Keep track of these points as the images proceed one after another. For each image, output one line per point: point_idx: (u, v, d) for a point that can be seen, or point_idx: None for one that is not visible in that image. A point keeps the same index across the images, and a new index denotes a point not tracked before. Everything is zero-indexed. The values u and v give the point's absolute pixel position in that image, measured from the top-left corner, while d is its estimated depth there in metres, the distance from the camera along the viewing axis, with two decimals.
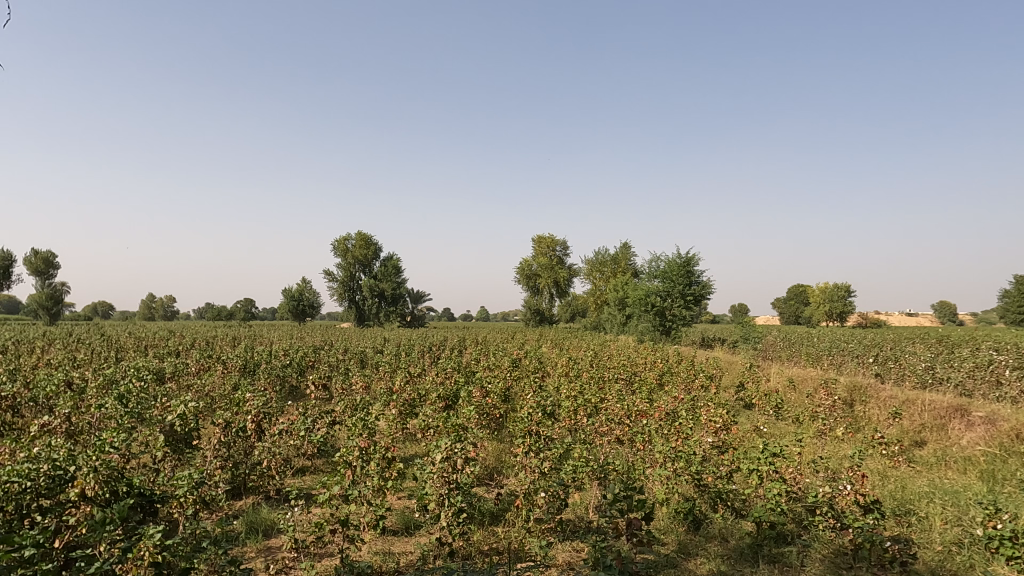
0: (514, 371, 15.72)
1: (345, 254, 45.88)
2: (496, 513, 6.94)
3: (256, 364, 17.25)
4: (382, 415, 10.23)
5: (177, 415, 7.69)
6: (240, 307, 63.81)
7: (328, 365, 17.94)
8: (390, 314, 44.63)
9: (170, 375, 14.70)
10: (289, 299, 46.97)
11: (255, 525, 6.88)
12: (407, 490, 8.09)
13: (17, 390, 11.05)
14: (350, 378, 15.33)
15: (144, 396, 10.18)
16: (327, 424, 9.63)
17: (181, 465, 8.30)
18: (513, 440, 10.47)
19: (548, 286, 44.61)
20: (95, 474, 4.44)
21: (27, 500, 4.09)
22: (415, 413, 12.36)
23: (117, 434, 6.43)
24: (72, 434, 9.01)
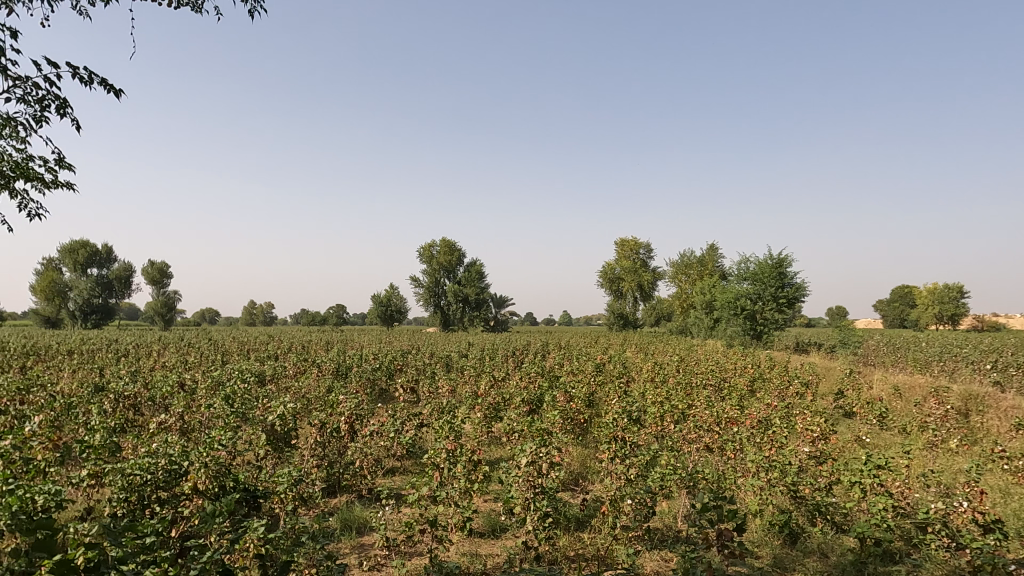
0: (598, 375, 15.65)
1: (430, 260, 47.35)
2: (581, 519, 6.94)
3: (347, 366, 18.04)
4: (467, 418, 10.56)
5: (277, 415, 8.28)
6: (333, 313, 67.14)
7: (416, 369, 18.52)
8: (473, 318, 45.44)
9: (271, 378, 15.70)
10: (376, 303, 48.78)
11: (348, 522, 7.24)
12: (494, 494, 8.26)
13: (137, 390, 12.20)
14: (437, 382, 15.76)
15: (247, 397, 10.93)
16: (416, 427, 9.97)
17: (281, 463, 8.86)
18: (599, 446, 10.43)
19: (632, 289, 44.06)
20: (205, 469, 4.92)
21: (148, 491, 4.57)
22: (499, 416, 12.55)
23: (225, 434, 6.98)
24: (185, 431, 9.84)
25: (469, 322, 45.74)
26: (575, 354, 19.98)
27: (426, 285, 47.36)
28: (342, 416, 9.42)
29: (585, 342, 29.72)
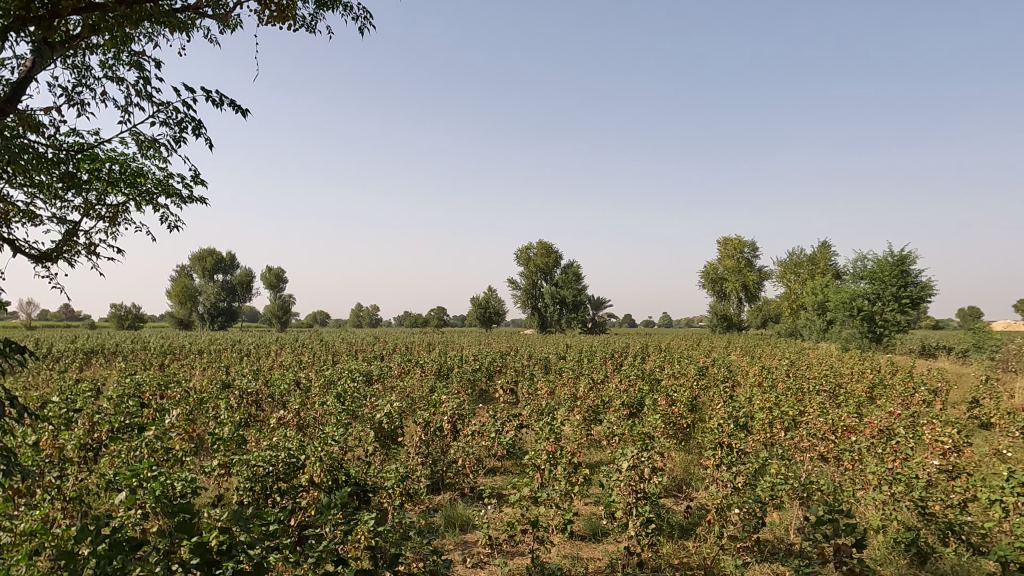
0: (701, 379, 15.22)
1: (528, 263, 47.92)
2: (685, 527, 6.79)
3: (449, 367, 18.58)
4: (567, 420, 10.63)
5: (385, 413, 9.04)
6: (434, 315, 69.30)
7: (515, 370, 18.79)
8: (571, 320, 45.34)
9: (377, 377, 16.47)
10: (476, 306, 49.86)
11: (452, 519, 7.47)
12: (594, 497, 8.24)
13: (259, 388, 13.27)
14: (536, 383, 15.89)
15: (357, 396, 11.55)
16: (516, 428, 10.12)
17: (389, 460, 9.30)
18: (703, 452, 10.15)
19: (737, 290, 42.41)
20: (320, 463, 5.55)
21: (269, 483, 5.18)
22: (599, 419, 12.50)
23: (338, 430, 7.42)
24: (302, 426, 10.56)
25: (567, 323, 45.69)
26: (676, 357, 19.55)
27: (523, 288, 47.90)
28: (445, 416, 9.74)
29: (687, 345, 28.95)
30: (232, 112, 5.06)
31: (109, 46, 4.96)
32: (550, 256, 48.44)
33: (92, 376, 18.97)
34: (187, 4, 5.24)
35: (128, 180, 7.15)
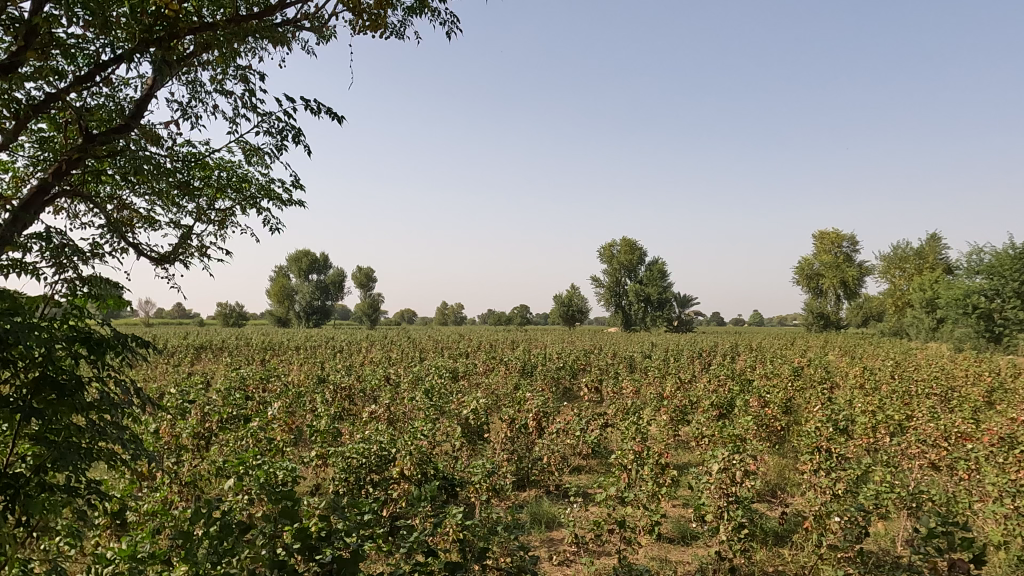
0: (797, 380, 14.49)
1: (612, 261, 47.48)
2: (781, 534, 6.43)
3: (533, 365, 18.68)
4: (654, 420, 10.44)
5: (471, 410, 9.30)
6: (518, 313, 69.90)
7: (600, 369, 18.62)
8: (656, 318, 44.42)
9: (463, 374, 16.81)
10: (559, 304, 49.87)
11: (538, 516, 7.48)
12: (683, 499, 8.01)
13: (352, 383, 13.84)
14: (621, 382, 15.70)
15: (444, 392, 11.81)
16: (601, 427, 10.01)
17: (475, 455, 9.46)
18: (799, 456, 9.65)
19: (835, 286, 40.20)
20: (411, 456, 5.84)
21: (363, 473, 5.61)
22: (687, 419, 12.19)
23: (425, 425, 7.61)
24: (392, 420, 10.90)
25: (653, 322, 44.82)
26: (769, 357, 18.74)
27: (607, 285, 47.42)
28: (530, 414, 9.78)
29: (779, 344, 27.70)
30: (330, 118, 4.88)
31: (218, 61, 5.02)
32: (635, 253, 47.72)
33: (202, 369, 20.45)
34: (287, 18, 5.37)
35: (235, 186, 7.05)
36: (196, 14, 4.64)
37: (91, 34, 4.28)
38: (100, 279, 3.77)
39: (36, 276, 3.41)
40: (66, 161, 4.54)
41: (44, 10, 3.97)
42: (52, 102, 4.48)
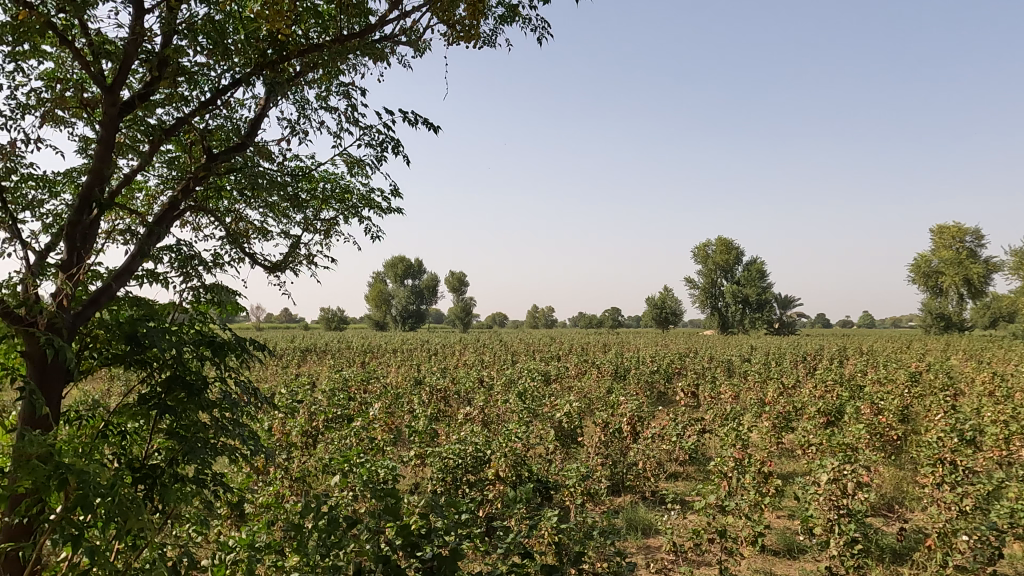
0: (914, 387, 13.49)
1: (707, 261, 46.21)
2: (899, 551, 5.79)
3: (626, 368, 18.46)
4: (754, 426, 10.05)
5: (564, 413, 9.32)
6: (610, 316, 69.56)
7: (696, 373, 18.08)
8: (755, 320, 42.64)
9: (556, 377, 16.86)
10: (652, 306, 48.96)
11: (634, 522, 7.32)
12: (788, 510, 7.58)
13: (447, 385, 14.21)
14: (719, 386, 15.20)
15: (536, 396, 11.88)
16: (699, 433, 9.70)
17: (569, 459, 9.47)
18: (918, 469, 8.93)
19: (956, 285, 37.08)
20: (506, 458, 5.96)
21: (460, 474, 5.80)
22: (791, 426, 11.63)
23: (519, 427, 7.67)
24: (487, 422, 11.08)
25: (751, 324, 43.07)
26: (882, 361, 17.52)
27: (701, 287, 46.03)
28: (624, 418, 9.62)
29: (892, 347, 25.81)
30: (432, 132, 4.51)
31: (324, 79, 4.92)
32: (731, 253, 46.07)
33: (308, 370, 21.62)
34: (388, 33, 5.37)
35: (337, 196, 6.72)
36: (305, 36, 4.75)
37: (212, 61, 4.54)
38: (220, 285, 4.03)
39: (165, 284, 3.73)
40: (192, 179, 4.77)
41: (172, 40, 4.28)
42: (178, 125, 4.76)
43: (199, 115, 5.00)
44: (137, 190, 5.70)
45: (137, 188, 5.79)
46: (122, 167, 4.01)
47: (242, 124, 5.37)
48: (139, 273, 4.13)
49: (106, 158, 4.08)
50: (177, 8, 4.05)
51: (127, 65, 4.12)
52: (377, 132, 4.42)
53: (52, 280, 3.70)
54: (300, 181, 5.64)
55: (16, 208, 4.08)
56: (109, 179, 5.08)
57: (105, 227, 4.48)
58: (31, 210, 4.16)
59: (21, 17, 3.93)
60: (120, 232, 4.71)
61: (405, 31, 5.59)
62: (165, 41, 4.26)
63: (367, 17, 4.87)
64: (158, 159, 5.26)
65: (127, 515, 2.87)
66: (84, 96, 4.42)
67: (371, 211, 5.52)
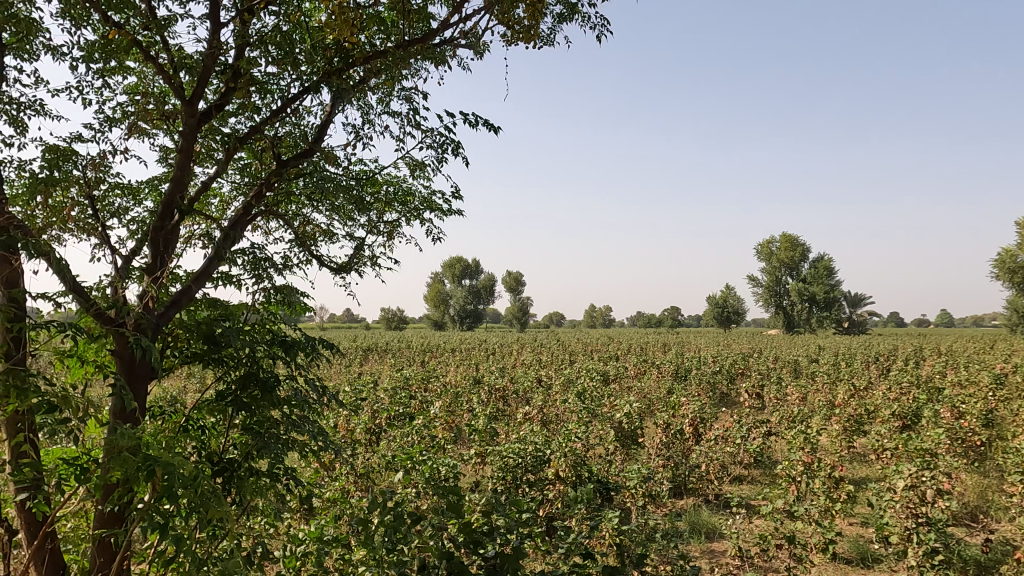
0: (1000, 390, 12.68)
1: (771, 258, 44.80)
2: (985, 564, 5.09)
3: (686, 368, 18.10)
4: (823, 430, 9.66)
5: (624, 413, 9.20)
6: (669, 315, 68.65)
7: (760, 374, 17.53)
8: (823, 319, 41.01)
9: (615, 377, 16.69)
10: (713, 305, 47.82)
11: (697, 526, 7.08)
12: (861, 517, 7.16)
13: (506, 384, 14.26)
14: (785, 388, 14.71)
15: (595, 396, 11.79)
16: (765, 435, 9.37)
17: (629, 460, 9.34)
18: (1005, 477, 8.37)
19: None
20: (565, 458, 5.90)
21: (519, 473, 5.78)
22: (863, 430, 11.13)
23: (578, 427, 7.61)
24: (545, 422, 11.07)
25: (819, 323, 41.46)
26: (962, 363, 16.57)
27: (765, 285, 44.64)
28: (686, 419, 9.35)
29: (974, 348, 24.31)
30: (495, 133, 4.44)
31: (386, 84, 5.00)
32: (796, 249, 44.53)
33: (369, 369, 22.08)
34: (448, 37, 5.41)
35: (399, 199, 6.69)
36: (369, 42, 4.84)
37: (282, 70, 4.71)
38: (290, 286, 4.18)
39: (239, 286, 3.91)
40: (263, 184, 4.96)
41: (245, 52, 4.47)
42: (251, 134, 4.96)
43: (270, 123, 5.21)
44: (212, 196, 5.97)
45: (213, 195, 6.06)
46: (201, 174, 4.24)
47: (309, 131, 5.51)
48: (216, 276, 4.35)
49: (186, 166, 4.31)
50: (249, 22, 4.24)
51: (205, 77, 4.33)
52: (438, 135, 4.42)
53: (139, 283, 3.95)
54: (365, 185, 5.70)
55: (106, 214, 4.37)
56: (187, 186, 5.35)
57: (185, 232, 4.73)
58: (119, 217, 4.44)
59: (111, 34, 4.19)
60: (198, 236, 4.95)
61: (465, 34, 5.50)
62: (240, 53, 4.46)
63: (428, 22, 4.90)
64: (232, 167, 5.48)
65: (209, 505, 2.99)
66: (166, 108, 4.68)
67: (432, 213, 5.51)
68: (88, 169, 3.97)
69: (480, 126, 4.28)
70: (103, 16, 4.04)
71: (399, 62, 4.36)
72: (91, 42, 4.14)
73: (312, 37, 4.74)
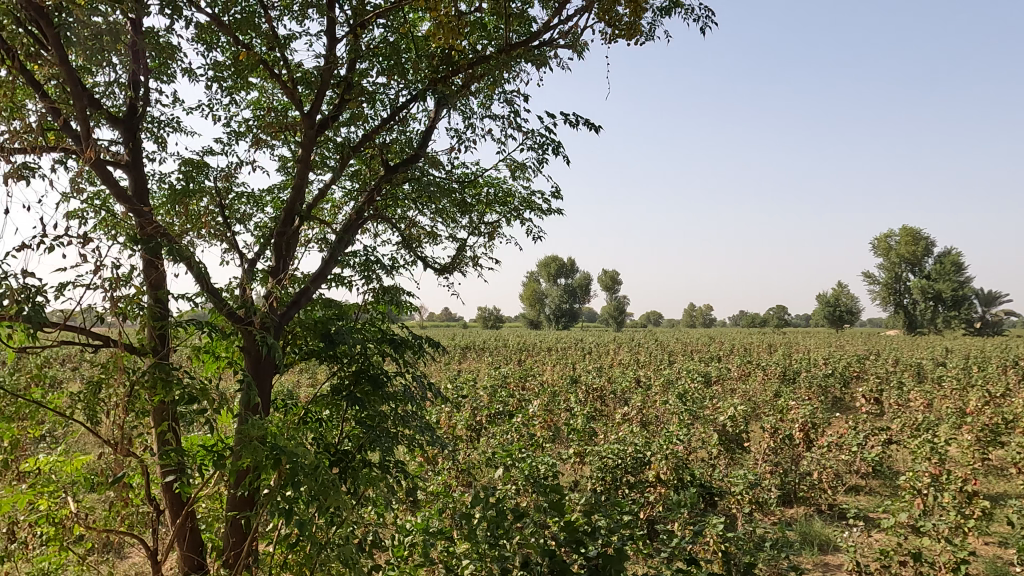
0: None
1: (890, 254, 41.81)
2: None
3: (795, 370, 17.24)
4: (952, 440, 8.91)
5: (727, 415, 8.77)
6: (774, 314, 65.76)
7: (877, 378, 16.39)
8: (951, 318, 37.69)
9: (717, 379, 16.17)
10: (824, 304, 45.18)
11: (809, 537, 6.64)
12: (999, 537, 6.52)
13: (604, 384, 14.17)
14: (908, 393, 13.69)
15: (696, 398, 11.46)
16: (884, 443, 8.75)
17: (734, 465, 9.00)
18: None
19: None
20: (667, 460, 5.69)
21: (619, 474, 5.69)
22: (1001, 441, 10.15)
23: (680, 430, 7.44)
24: (645, 423, 10.88)
25: (946, 323, 38.14)
26: None
27: (883, 282, 41.64)
28: (795, 425, 8.82)
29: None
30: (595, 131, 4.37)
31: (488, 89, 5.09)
32: (918, 243, 41.29)
33: (467, 367, 22.59)
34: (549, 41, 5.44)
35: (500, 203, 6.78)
36: (472, 50, 4.94)
37: (391, 81, 4.91)
38: (396, 287, 4.35)
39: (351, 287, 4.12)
40: (372, 190, 5.18)
41: (357, 65, 4.70)
42: (361, 142, 5.21)
43: (378, 132, 5.44)
44: (326, 202, 6.34)
45: (327, 202, 6.43)
46: (316, 182, 4.50)
47: (415, 138, 5.71)
48: (330, 277, 4.60)
49: (304, 175, 4.58)
50: (360, 35, 4.45)
51: (321, 91, 4.60)
52: (538, 137, 4.46)
53: (265, 285, 4.26)
54: (468, 187, 5.80)
55: (236, 222, 4.74)
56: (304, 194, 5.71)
57: (303, 237, 5.04)
58: (244, 223, 4.78)
59: (239, 56, 4.53)
60: (314, 241, 5.25)
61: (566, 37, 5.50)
62: (353, 66, 4.69)
63: (529, 27, 4.93)
64: (345, 175, 5.78)
65: (329, 493, 3.10)
66: (286, 121, 5.00)
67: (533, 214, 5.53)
68: (218, 180, 4.32)
69: (581, 127, 4.25)
70: (232, 39, 4.37)
71: (500, 67, 4.40)
72: (222, 63, 4.50)
73: (418, 47, 4.91)
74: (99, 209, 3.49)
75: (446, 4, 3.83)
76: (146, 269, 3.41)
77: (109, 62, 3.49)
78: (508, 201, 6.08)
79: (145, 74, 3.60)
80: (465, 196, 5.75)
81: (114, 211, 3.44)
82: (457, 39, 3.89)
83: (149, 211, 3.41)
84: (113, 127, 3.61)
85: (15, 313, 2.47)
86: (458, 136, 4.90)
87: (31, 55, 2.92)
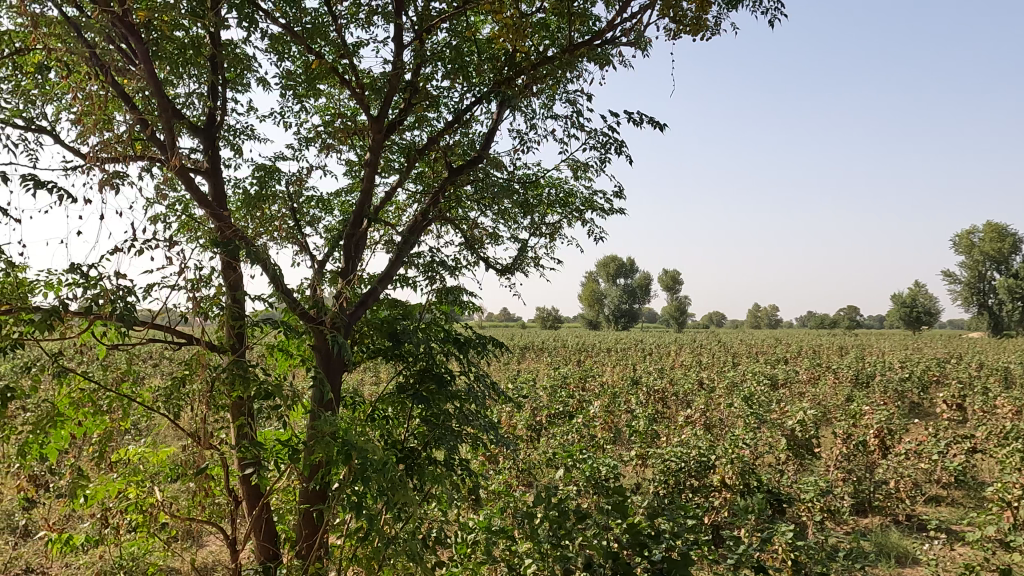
0: None
1: (972, 251, 39.41)
2: None
3: (869, 374, 16.42)
4: None
5: (797, 420, 8.36)
6: (845, 316, 63.11)
7: (960, 383, 15.40)
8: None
9: (785, 382, 15.57)
10: (900, 305, 42.94)
11: (885, 549, 5.95)
12: None
13: (666, 386, 13.88)
14: (996, 399, 12.78)
15: (762, 402, 11.06)
16: (969, 452, 8.18)
17: (803, 471, 8.59)
18: None
19: None
20: (732, 465, 5.32)
21: (683, 477, 5.43)
22: None
23: (746, 433, 7.16)
24: (708, 426, 10.56)
25: None
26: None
27: (964, 281, 39.30)
28: (870, 430, 8.34)
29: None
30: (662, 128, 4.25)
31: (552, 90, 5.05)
32: (1003, 240, 38.81)
33: (526, 367, 22.63)
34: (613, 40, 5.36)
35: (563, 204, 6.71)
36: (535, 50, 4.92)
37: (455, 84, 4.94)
38: (460, 287, 4.36)
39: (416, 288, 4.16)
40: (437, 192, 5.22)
41: (423, 69, 4.75)
42: (425, 145, 5.27)
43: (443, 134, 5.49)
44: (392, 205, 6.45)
45: (392, 204, 6.53)
46: (383, 184, 4.57)
47: (479, 140, 5.73)
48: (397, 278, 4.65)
49: (371, 177, 4.66)
50: (425, 40, 4.50)
51: (387, 95, 4.67)
52: (602, 136, 4.37)
53: (334, 285, 4.36)
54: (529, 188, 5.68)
55: (306, 224, 4.87)
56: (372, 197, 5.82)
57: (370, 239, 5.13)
58: (315, 226, 4.92)
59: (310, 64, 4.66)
60: (381, 243, 5.34)
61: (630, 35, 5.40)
62: (419, 70, 4.75)
63: (593, 26, 4.86)
64: (410, 177, 5.86)
65: (397, 489, 3.08)
66: (354, 125, 5.11)
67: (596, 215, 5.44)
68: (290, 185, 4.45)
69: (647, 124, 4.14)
70: (303, 48, 4.50)
71: (564, 66, 4.35)
72: (294, 72, 4.63)
73: (482, 50, 4.92)
74: (182, 214, 3.64)
75: (510, 5, 3.81)
76: (224, 271, 3.54)
77: (190, 74, 3.66)
78: (569, 201, 5.91)
79: (224, 85, 3.75)
80: (528, 197, 5.71)
81: (195, 216, 3.59)
82: (521, 40, 3.86)
83: (227, 215, 3.53)
84: (194, 136, 3.77)
85: (108, 313, 2.60)
86: (521, 136, 4.87)
87: (124, 70, 3.08)
